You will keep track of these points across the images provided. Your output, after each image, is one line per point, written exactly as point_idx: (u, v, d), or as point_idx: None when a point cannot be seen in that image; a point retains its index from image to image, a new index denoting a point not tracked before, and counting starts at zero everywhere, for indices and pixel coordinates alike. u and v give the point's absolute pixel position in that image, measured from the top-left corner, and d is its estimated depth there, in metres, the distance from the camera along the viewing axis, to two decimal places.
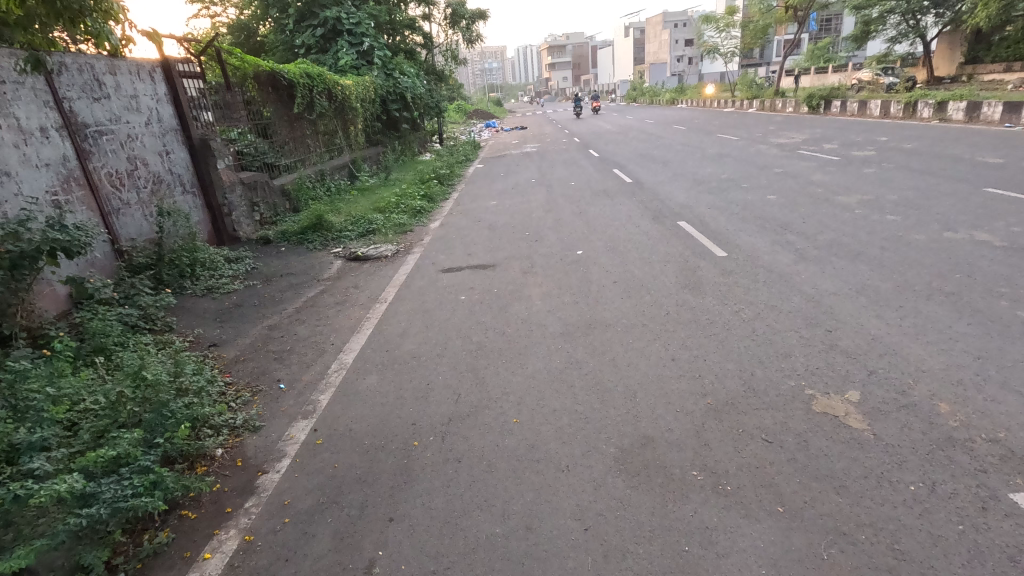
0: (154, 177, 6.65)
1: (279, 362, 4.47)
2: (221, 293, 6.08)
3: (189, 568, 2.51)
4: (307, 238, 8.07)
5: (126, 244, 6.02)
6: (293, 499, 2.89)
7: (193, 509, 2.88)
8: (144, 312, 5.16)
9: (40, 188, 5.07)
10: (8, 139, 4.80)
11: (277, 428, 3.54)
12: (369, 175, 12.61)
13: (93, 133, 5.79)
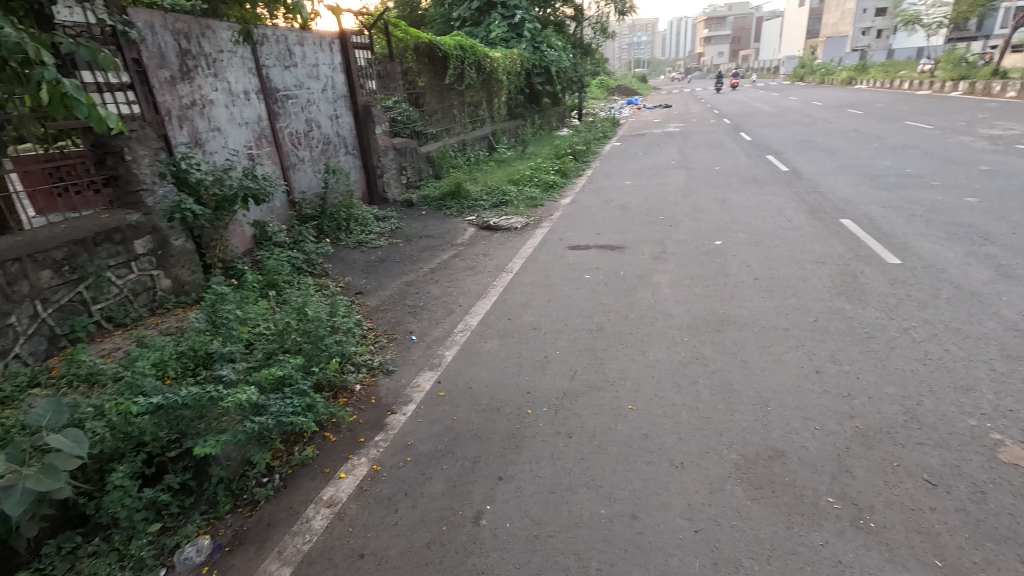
0: (325, 139, 7.48)
1: (412, 316, 4.86)
2: (369, 247, 6.72)
3: (327, 482, 2.89)
4: (446, 204, 8.57)
5: (298, 196, 6.90)
6: (415, 441, 3.16)
7: (334, 433, 3.28)
8: (308, 257, 5.91)
9: (241, 143, 5.98)
10: (222, 100, 5.72)
11: (407, 375, 3.87)
12: (507, 147, 12.90)
13: (282, 97, 6.67)
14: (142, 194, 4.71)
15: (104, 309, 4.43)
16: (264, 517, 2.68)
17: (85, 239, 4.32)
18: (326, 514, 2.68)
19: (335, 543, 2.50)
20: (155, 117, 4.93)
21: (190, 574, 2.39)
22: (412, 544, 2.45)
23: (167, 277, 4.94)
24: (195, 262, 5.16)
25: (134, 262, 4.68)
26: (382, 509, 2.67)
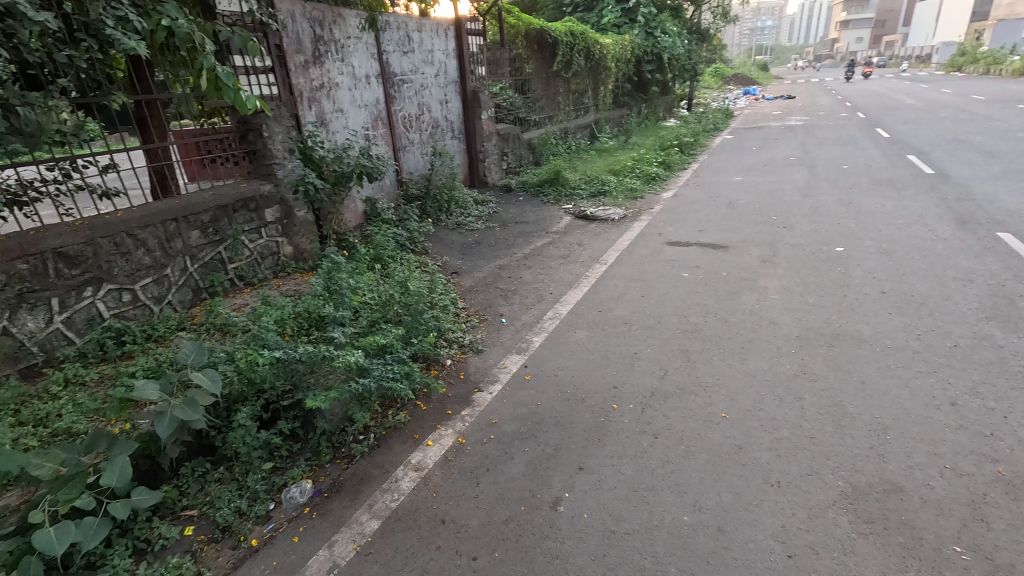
0: (434, 122, 7.78)
1: (503, 299, 4.96)
2: (466, 229, 6.94)
3: (416, 448, 3.06)
4: (543, 191, 8.58)
5: (406, 176, 7.26)
6: (499, 421, 3.24)
7: (424, 402, 3.45)
8: (410, 235, 6.22)
9: (359, 124, 6.41)
10: (346, 83, 6.14)
11: (495, 356, 3.97)
12: (610, 137, 12.59)
13: (398, 82, 7.01)
14: (274, 167, 5.23)
15: (237, 268, 5.00)
16: (359, 471, 2.89)
17: (227, 205, 4.89)
18: (413, 477, 2.84)
19: (420, 505, 2.64)
20: (289, 98, 5.42)
21: (294, 511, 2.66)
22: (490, 518, 2.52)
23: (289, 245, 5.46)
24: (313, 232, 5.64)
25: (264, 229, 5.22)
26: (465, 480, 2.78)
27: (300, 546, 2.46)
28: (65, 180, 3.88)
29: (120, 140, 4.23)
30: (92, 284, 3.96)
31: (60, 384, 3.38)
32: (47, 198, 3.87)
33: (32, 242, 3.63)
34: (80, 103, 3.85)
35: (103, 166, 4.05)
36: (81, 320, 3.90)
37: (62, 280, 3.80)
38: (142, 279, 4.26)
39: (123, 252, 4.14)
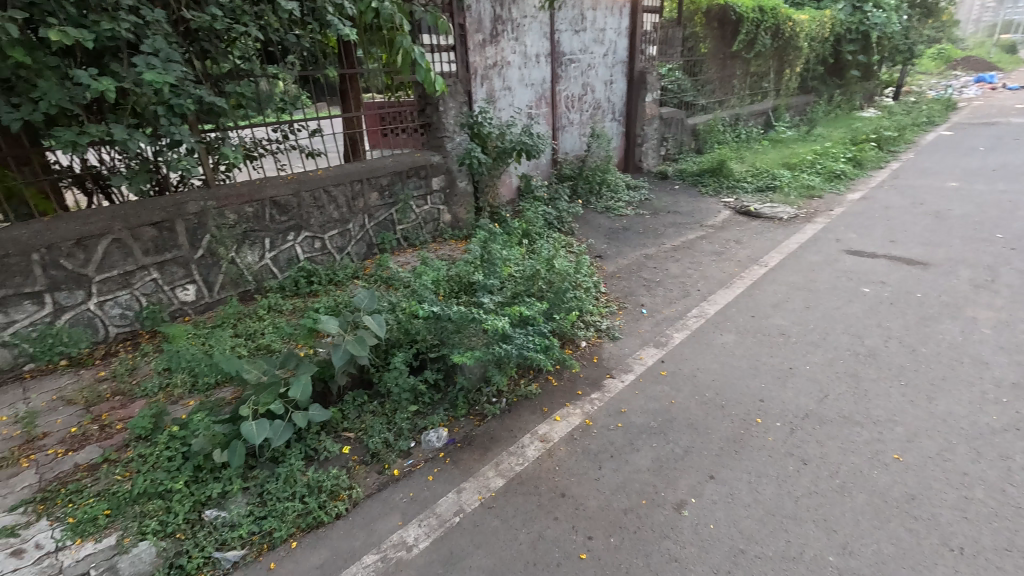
0: (596, 103, 7.67)
1: (646, 289, 4.80)
2: (615, 214, 6.80)
3: (544, 420, 3.15)
4: (702, 181, 8.04)
5: (561, 156, 7.32)
6: (629, 410, 3.18)
7: (556, 378, 3.53)
8: (559, 214, 6.29)
9: (524, 102, 6.57)
10: (517, 62, 6.32)
11: (631, 346, 3.89)
12: (788, 126, 11.24)
13: (566, 61, 7.01)
14: (444, 140, 5.66)
15: (404, 230, 5.54)
16: (489, 430, 3.08)
17: (401, 172, 5.43)
18: (539, 446, 2.94)
19: (543, 475, 2.74)
20: (465, 75, 5.76)
21: (431, 453, 2.94)
22: (610, 504, 2.52)
23: (449, 213, 5.91)
24: (470, 203, 6.02)
25: (429, 196, 5.70)
26: (588, 461, 2.80)
27: (433, 486, 2.72)
28: (284, 140, 4.61)
29: (324, 107, 4.85)
30: (294, 230, 4.70)
31: (265, 310, 4.12)
32: (268, 155, 4.58)
33: (255, 190, 4.39)
34: (302, 75, 4.55)
35: (312, 130, 4.76)
36: (283, 259, 4.66)
37: (274, 224, 4.56)
38: (330, 231, 4.95)
39: (318, 206, 4.84)
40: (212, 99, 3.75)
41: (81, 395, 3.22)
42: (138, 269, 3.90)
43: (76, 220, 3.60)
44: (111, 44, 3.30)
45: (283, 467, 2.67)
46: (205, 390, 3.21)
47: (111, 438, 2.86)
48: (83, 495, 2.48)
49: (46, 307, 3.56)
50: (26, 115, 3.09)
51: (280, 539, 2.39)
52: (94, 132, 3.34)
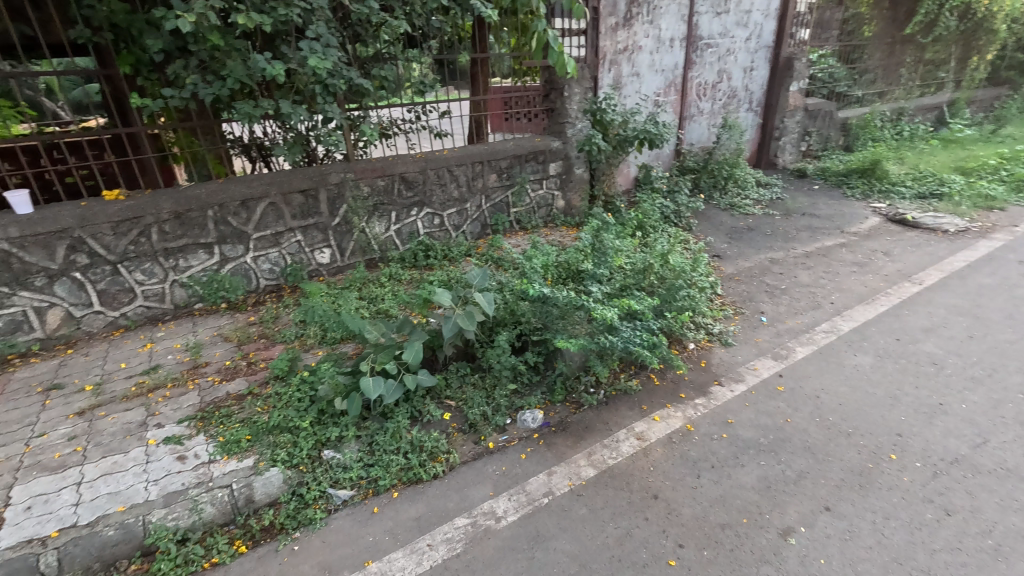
0: (731, 92, 7.13)
1: (768, 296, 4.43)
2: (740, 212, 6.32)
3: (641, 418, 3.07)
4: (848, 183, 7.17)
5: (685, 147, 6.94)
6: (736, 422, 2.98)
7: (658, 377, 3.41)
8: (677, 208, 5.98)
9: (652, 89, 6.30)
10: (649, 47, 6.06)
11: (745, 354, 3.63)
12: (967, 123, 9.56)
13: (703, 46, 6.57)
14: (565, 126, 5.66)
15: (517, 213, 5.65)
16: (585, 420, 3.08)
17: (521, 156, 5.51)
18: (634, 443, 2.87)
19: (636, 472, 2.67)
20: (593, 60, 5.65)
21: (525, 433, 3.00)
22: (707, 515, 2.40)
23: (563, 199, 5.93)
24: (585, 190, 5.99)
25: (545, 180, 5.75)
26: (686, 467, 2.68)
27: (525, 464, 2.78)
28: (416, 120, 4.87)
29: (449, 90, 4.97)
30: (417, 206, 5.00)
31: (386, 278, 4.46)
32: (400, 134, 4.87)
33: (387, 165, 4.73)
34: (439, 58, 4.77)
35: (441, 112, 4.98)
36: (405, 232, 4.99)
37: (400, 199, 4.89)
38: (449, 209, 5.20)
39: (441, 184, 5.09)
40: (360, 80, 4.08)
41: (235, 335, 3.74)
42: (287, 230, 4.40)
43: (242, 184, 4.14)
44: (283, 28, 3.72)
45: (391, 423, 2.88)
46: (331, 344, 3.56)
47: (255, 375, 3.30)
48: (232, 419, 2.89)
49: (215, 257, 4.16)
50: (217, 89, 3.64)
51: (384, 487, 2.61)
52: (265, 106, 3.82)
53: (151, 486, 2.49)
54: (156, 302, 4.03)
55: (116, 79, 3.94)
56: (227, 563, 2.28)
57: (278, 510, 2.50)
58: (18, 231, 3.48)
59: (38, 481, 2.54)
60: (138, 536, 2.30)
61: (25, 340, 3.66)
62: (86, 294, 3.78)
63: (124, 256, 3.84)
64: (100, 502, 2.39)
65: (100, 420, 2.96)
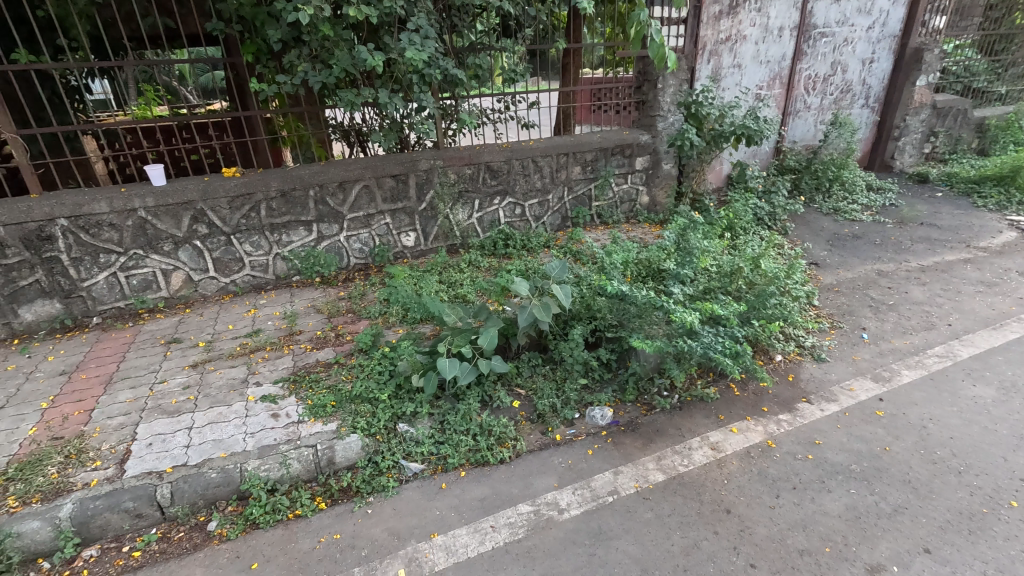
0: (844, 86, 6.52)
1: (872, 311, 4.04)
2: (845, 218, 5.79)
3: (717, 428, 2.93)
4: (980, 191, 6.34)
5: (786, 145, 6.47)
6: (824, 444, 2.77)
7: (738, 388, 3.24)
8: (773, 210, 5.59)
9: (754, 82, 5.90)
10: (754, 37, 5.67)
11: (839, 372, 3.34)
12: None
13: (816, 35, 6.04)
14: (656, 119, 5.47)
15: (599, 207, 5.57)
16: (655, 422, 2.99)
17: (607, 149, 5.40)
18: (708, 453, 2.76)
19: (708, 483, 2.57)
20: (692, 51, 5.39)
21: (593, 429, 2.97)
22: (783, 538, 2.25)
23: (647, 195, 5.77)
24: (671, 187, 5.78)
25: (631, 175, 5.61)
26: (763, 485, 2.53)
27: (592, 460, 2.76)
28: (505, 110, 4.92)
29: (535, 82, 4.94)
30: (500, 195, 5.07)
31: (466, 264, 4.58)
32: (489, 124, 4.92)
33: (474, 154, 4.83)
34: (532, 48, 4.77)
35: (530, 103, 5.01)
36: (487, 220, 5.09)
37: (484, 188, 4.98)
38: (531, 199, 5.22)
39: (525, 174, 5.11)
40: (454, 70, 4.17)
41: (326, 308, 4.02)
42: (377, 213, 4.64)
43: (340, 167, 4.40)
44: (387, 20, 3.89)
45: (463, 405, 2.96)
46: (411, 323, 3.72)
47: (342, 346, 3.53)
48: (320, 384, 3.12)
49: (312, 234, 4.48)
50: (324, 77, 3.89)
51: (452, 465, 2.71)
52: (366, 94, 4.03)
53: (248, 438, 2.75)
54: (261, 272, 4.42)
55: (239, 67, 4.30)
56: (308, 516, 2.47)
57: (355, 474, 2.66)
58: (153, 201, 3.93)
59: (158, 422, 2.88)
60: (235, 480, 2.55)
61: (154, 297, 4.16)
62: (204, 261, 4.22)
63: (236, 229, 4.23)
64: (206, 447, 2.68)
65: (210, 374, 3.31)
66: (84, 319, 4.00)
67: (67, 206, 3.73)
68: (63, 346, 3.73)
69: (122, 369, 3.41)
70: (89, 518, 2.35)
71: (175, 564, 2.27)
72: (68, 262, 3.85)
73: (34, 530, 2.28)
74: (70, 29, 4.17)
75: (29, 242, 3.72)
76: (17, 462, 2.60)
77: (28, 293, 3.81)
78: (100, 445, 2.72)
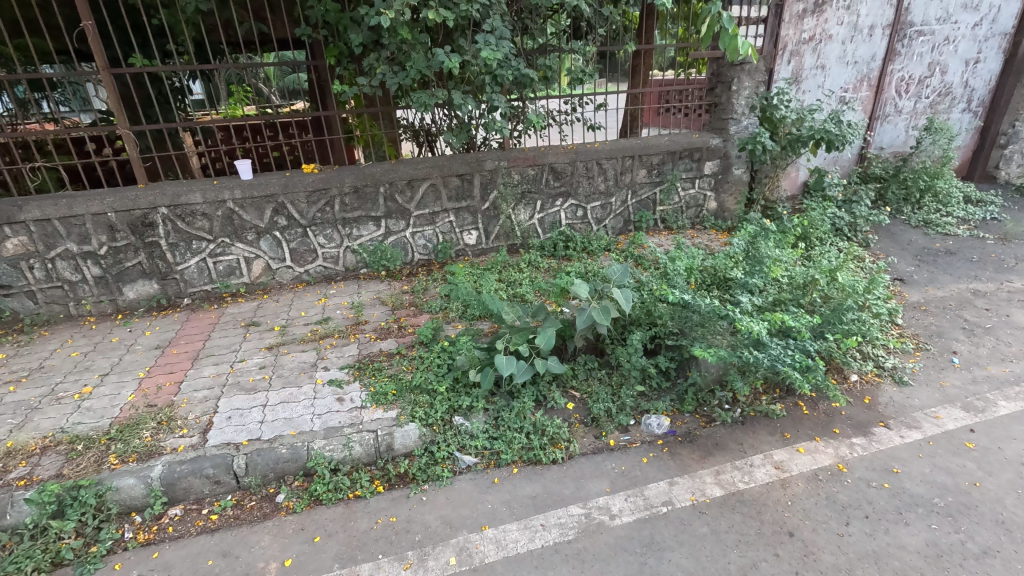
0: (943, 88, 6.01)
1: (965, 334, 3.70)
2: (937, 231, 5.34)
3: (782, 447, 2.79)
4: None
5: (873, 151, 6.04)
6: (903, 473, 2.57)
7: (807, 407, 3.06)
8: (853, 220, 5.23)
9: (839, 84, 5.56)
10: (841, 36, 5.34)
11: (924, 398, 3.09)
12: None
13: (913, 33, 5.60)
14: (729, 122, 5.29)
15: (663, 211, 5.46)
16: (715, 435, 2.89)
17: (675, 152, 5.27)
18: (771, 472, 2.64)
19: (770, 503, 2.45)
20: (771, 51, 5.16)
21: (649, 437, 2.91)
22: (852, 569, 2.12)
23: (715, 201, 5.60)
24: (742, 193, 5.58)
25: (699, 179, 5.46)
26: (831, 511, 2.39)
27: (646, 468, 2.71)
28: (571, 112, 4.92)
29: (603, 83, 4.91)
30: (563, 197, 5.08)
31: (525, 264, 4.62)
32: (555, 125, 4.93)
33: (539, 155, 4.86)
34: (602, 50, 4.75)
35: (597, 105, 4.95)
36: (548, 222, 5.12)
37: (547, 189, 5.00)
38: (593, 202, 5.19)
39: (589, 176, 5.08)
40: (526, 71, 4.23)
41: (390, 300, 4.18)
42: (442, 211, 4.77)
43: (410, 165, 4.56)
44: (463, 23, 4.01)
45: (517, 403, 2.98)
46: (470, 320, 3.80)
47: (404, 337, 3.66)
48: (382, 373, 3.26)
49: (381, 229, 4.67)
50: (400, 79, 4.04)
51: (505, 461, 2.74)
52: (438, 96, 4.16)
53: (315, 419, 2.91)
54: (332, 264, 4.66)
55: (321, 70, 4.56)
56: (367, 497, 2.59)
57: (411, 461, 2.75)
58: (240, 193, 4.23)
59: (237, 398, 3.11)
60: (302, 457, 2.70)
61: (236, 283, 4.49)
62: (281, 251, 4.51)
63: (312, 222, 4.48)
64: (278, 425, 2.87)
65: (283, 357, 3.53)
66: (176, 300, 4.38)
67: (168, 196, 4.10)
68: (158, 323, 4.11)
69: (207, 347, 3.71)
70: (176, 480, 2.57)
71: (247, 531, 2.45)
72: (166, 247, 4.23)
73: (130, 486, 2.53)
74: (178, 35, 4.59)
75: (135, 228, 4.12)
76: (119, 425, 2.89)
77: (131, 273, 4.23)
78: (187, 415, 2.97)
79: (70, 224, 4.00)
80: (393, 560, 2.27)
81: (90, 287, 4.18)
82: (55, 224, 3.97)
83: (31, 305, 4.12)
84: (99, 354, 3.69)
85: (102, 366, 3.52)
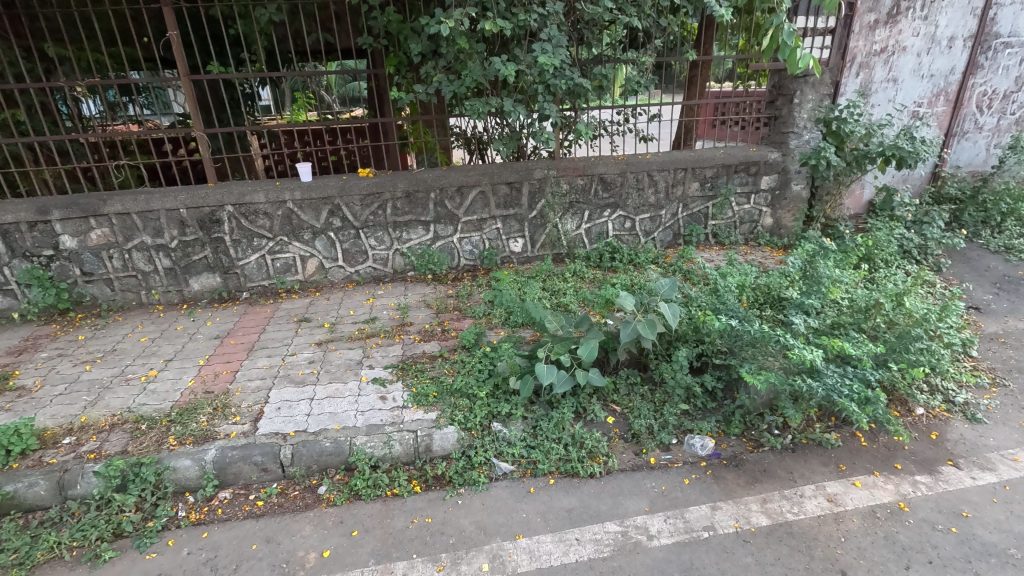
0: None
1: None
2: (1019, 257, 4.91)
3: (838, 479, 2.64)
4: None
5: (948, 169, 5.65)
6: (974, 518, 2.37)
7: (866, 438, 2.88)
8: (924, 242, 4.88)
9: (912, 98, 5.24)
10: (916, 47, 5.05)
11: (1000, 438, 2.85)
12: None
13: (999, 45, 5.22)
14: (789, 136, 5.11)
15: (715, 226, 5.31)
16: (763, 461, 2.76)
17: (730, 165, 5.13)
18: (823, 504, 2.49)
19: (822, 537, 2.32)
20: (838, 63, 4.95)
21: (691, 458, 2.82)
22: None
23: (771, 217, 5.39)
24: (801, 210, 5.34)
25: (754, 194, 5.28)
26: (890, 552, 2.23)
27: (688, 490, 2.62)
28: (623, 123, 4.88)
29: (658, 95, 4.84)
30: (611, 207, 5.02)
31: (570, 274, 4.59)
32: (606, 136, 4.91)
33: (589, 165, 4.84)
34: (658, 60, 4.67)
35: (650, 116, 4.90)
36: (595, 232, 5.07)
37: (595, 199, 4.96)
38: (643, 214, 5.11)
39: (639, 188, 5.02)
40: (580, 80, 4.24)
41: (435, 304, 4.25)
42: (490, 218, 4.82)
43: (461, 172, 4.64)
44: (520, 33, 4.07)
45: (556, 413, 2.95)
46: (512, 326, 3.79)
47: (447, 341, 3.70)
48: (424, 374, 3.31)
49: (429, 233, 4.77)
50: (455, 87, 4.14)
51: (541, 471, 2.72)
52: (491, 104, 4.23)
53: (359, 415, 2.98)
54: (381, 265, 4.79)
55: (381, 78, 4.71)
56: (404, 496, 2.63)
57: (449, 464, 2.77)
58: (300, 194, 4.43)
59: (287, 390, 3.24)
60: (345, 452, 2.77)
61: (291, 279, 4.68)
62: (335, 251, 4.68)
63: (364, 224, 4.63)
64: (323, 419, 2.95)
65: (331, 353, 3.65)
66: (236, 293, 4.62)
67: (234, 195, 4.34)
68: (219, 314, 4.34)
69: (261, 339, 3.89)
70: (227, 464, 2.69)
71: (290, 520, 2.54)
72: (230, 243, 4.47)
73: (185, 467, 2.67)
74: (252, 44, 4.88)
75: (203, 223, 4.39)
76: (178, 408, 3.06)
77: (198, 266, 4.49)
78: (240, 403, 3.11)
79: (146, 218, 4.30)
80: (426, 561, 2.29)
81: (160, 278, 4.47)
82: (134, 218, 4.28)
83: (108, 291, 4.44)
84: (164, 340, 3.93)
85: (166, 352, 3.75)
